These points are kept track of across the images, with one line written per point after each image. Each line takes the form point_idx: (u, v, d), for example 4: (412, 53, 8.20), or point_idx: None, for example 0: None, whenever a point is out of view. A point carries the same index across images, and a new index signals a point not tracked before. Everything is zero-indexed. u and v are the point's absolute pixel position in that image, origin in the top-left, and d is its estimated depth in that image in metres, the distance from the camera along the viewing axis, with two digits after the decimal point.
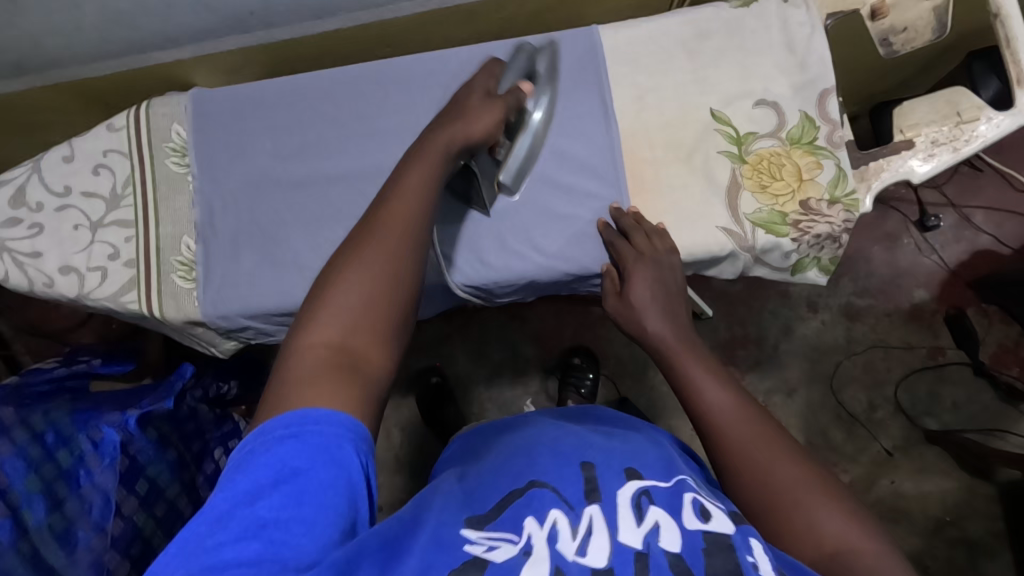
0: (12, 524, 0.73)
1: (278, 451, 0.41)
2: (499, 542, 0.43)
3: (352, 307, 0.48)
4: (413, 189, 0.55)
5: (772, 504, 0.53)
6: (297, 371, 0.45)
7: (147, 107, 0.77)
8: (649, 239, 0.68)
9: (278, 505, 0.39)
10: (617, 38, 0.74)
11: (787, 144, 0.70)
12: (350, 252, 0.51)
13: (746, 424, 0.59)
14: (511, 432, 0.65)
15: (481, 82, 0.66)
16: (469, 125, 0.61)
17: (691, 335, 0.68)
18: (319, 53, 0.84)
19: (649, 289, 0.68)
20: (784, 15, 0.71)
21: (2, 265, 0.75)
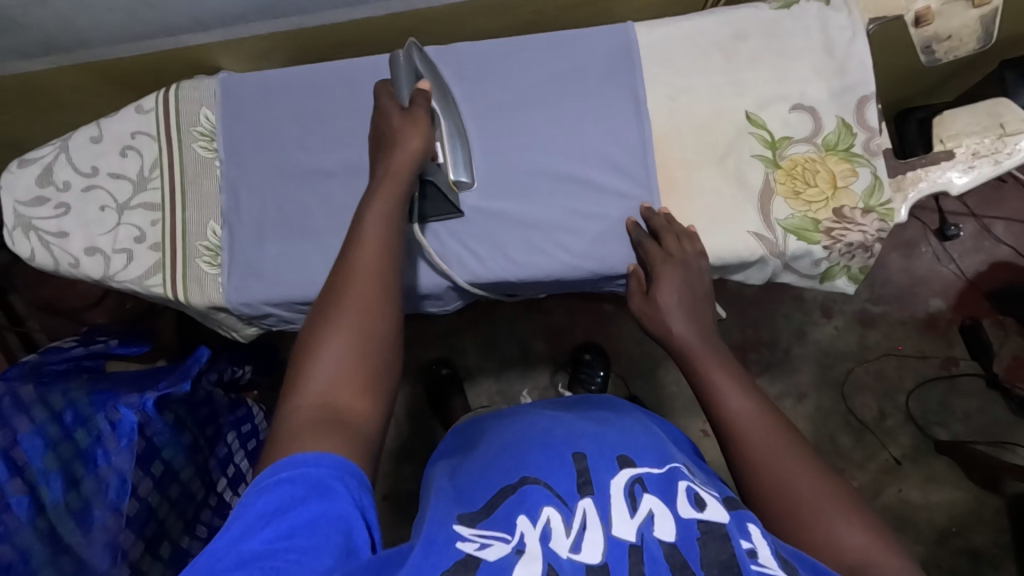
0: (30, 500, 0.80)
1: (271, 493, 0.44)
2: (491, 540, 0.48)
3: (333, 363, 0.51)
4: (375, 233, 0.57)
5: (794, 514, 0.53)
6: (291, 427, 0.48)
7: (175, 89, 0.76)
8: (679, 240, 0.68)
9: (274, 535, 0.42)
10: (653, 35, 0.72)
11: (822, 150, 0.69)
12: (322, 311, 0.53)
13: (769, 432, 0.57)
14: (499, 423, 0.68)
15: (388, 103, 0.67)
16: (407, 147, 0.63)
17: (715, 338, 0.66)
18: (347, 41, 0.83)
19: (676, 292, 0.67)
20: (824, 18, 0.70)
21: (29, 244, 0.75)
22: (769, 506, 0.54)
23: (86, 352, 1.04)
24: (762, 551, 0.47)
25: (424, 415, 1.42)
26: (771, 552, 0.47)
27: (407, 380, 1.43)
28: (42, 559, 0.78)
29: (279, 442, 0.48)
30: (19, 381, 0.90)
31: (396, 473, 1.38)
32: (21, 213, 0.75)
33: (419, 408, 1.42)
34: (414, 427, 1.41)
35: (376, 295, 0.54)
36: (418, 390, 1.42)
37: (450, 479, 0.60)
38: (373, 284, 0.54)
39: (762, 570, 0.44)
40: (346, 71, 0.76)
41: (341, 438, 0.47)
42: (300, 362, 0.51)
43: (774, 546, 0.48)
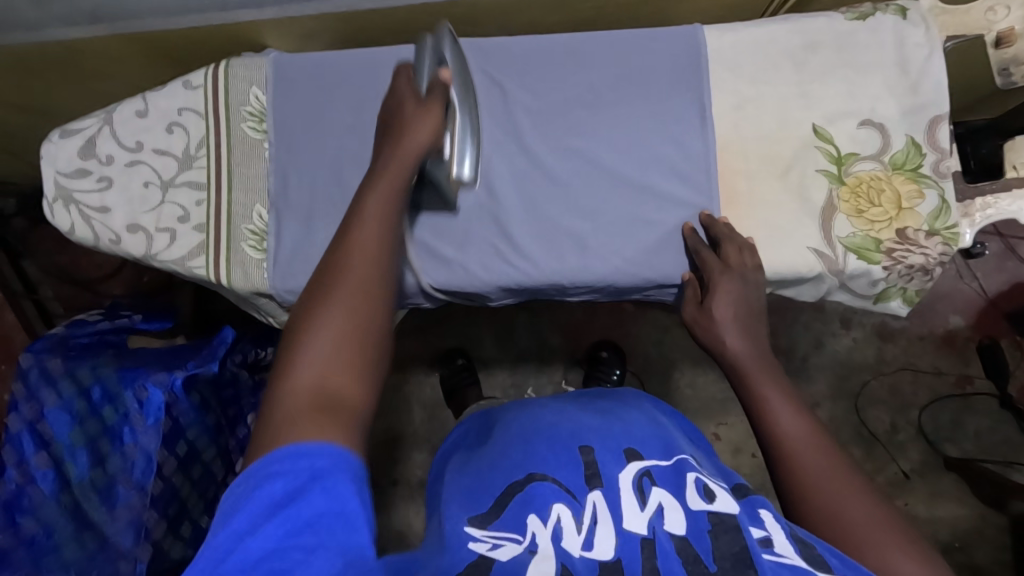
0: (55, 475, 0.88)
1: (270, 483, 0.40)
2: (504, 541, 0.46)
3: (328, 339, 0.46)
4: (375, 218, 0.52)
5: (846, 536, 0.48)
6: (281, 415, 0.43)
7: (224, 66, 0.74)
8: (739, 252, 0.66)
9: (278, 536, 0.39)
10: (722, 40, 0.71)
11: (889, 168, 0.68)
12: (318, 289, 0.48)
13: (821, 454, 0.53)
14: (510, 414, 0.66)
15: (405, 87, 0.63)
16: (414, 136, 0.59)
17: (771, 358, 0.63)
18: (401, 27, 0.81)
19: (732, 306, 0.65)
20: (900, 33, 0.68)
21: (69, 218, 0.73)
22: (822, 526, 0.50)
23: (112, 327, 1.03)
24: (778, 538, 0.46)
25: (437, 403, 1.41)
26: (785, 538, 0.46)
27: (422, 367, 1.42)
28: (63, 533, 0.86)
29: (264, 437, 0.42)
30: (47, 356, 0.92)
31: (407, 460, 1.38)
32: (61, 185, 0.73)
33: (433, 397, 1.41)
34: (426, 416, 1.40)
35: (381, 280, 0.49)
36: (434, 379, 1.41)
37: (467, 476, 0.57)
38: (375, 260, 0.50)
39: (777, 559, 0.43)
40: (411, 56, 0.74)
41: (339, 424, 0.43)
42: (297, 342, 0.46)
43: (789, 529, 0.47)
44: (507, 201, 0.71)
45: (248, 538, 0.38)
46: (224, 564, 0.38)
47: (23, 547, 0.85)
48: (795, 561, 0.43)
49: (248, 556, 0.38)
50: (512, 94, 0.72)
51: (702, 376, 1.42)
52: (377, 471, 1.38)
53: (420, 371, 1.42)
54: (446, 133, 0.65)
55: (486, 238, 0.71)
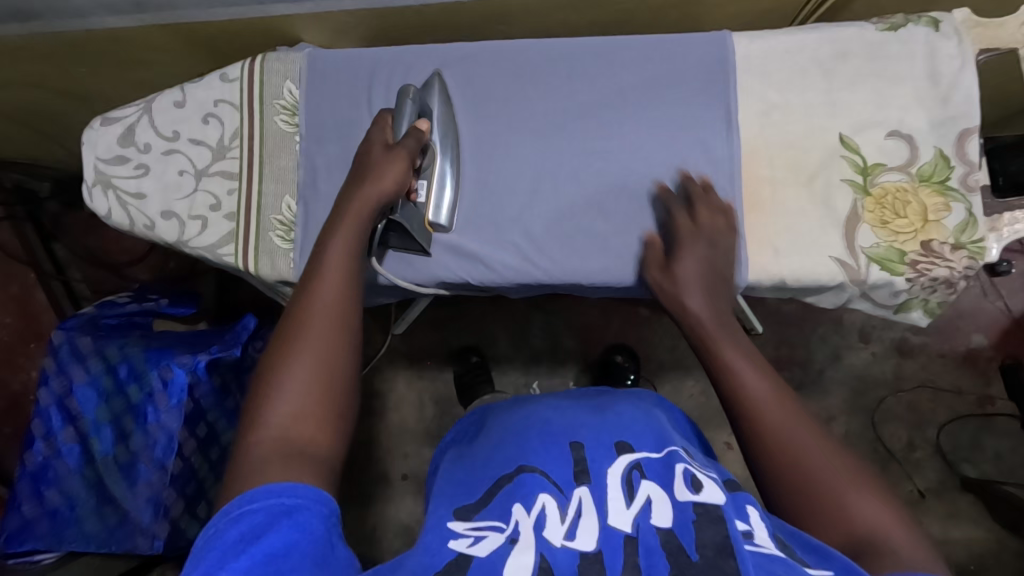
0: (82, 449, 0.92)
1: (240, 523, 0.41)
2: (486, 533, 0.48)
3: (294, 395, 0.47)
4: (335, 262, 0.56)
5: (841, 518, 0.46)
6: (246, 470, 0.45)
7: (261, 60, 0.76)
8: (711, 214, 0.67)
9: (248, 568, 0.39)
10: (751, 47, 0.71)
11: (916, 180, 0.67)
12: (285, 342, 0.50)
13: (785, 407, 0.52)
14: (504, 412, 0.66)
15: (378, 136, 0.68)
16: (378, 185, 0.63)
17: (730, 315, 0.63)
18: (432, 25, 0.82)
19: (695, 263, 0.65)
20: (934, 46, 0.68)
21: (107, 202, 0.76)
22: (818, 509, 0.47)
23: (139, 309, 1.04)
24: (760, 533, 0.45)
25: (451, 400, 1.42)
26: (768, 534, 0.46)
27: (436, 364, 1.43)
28: (85, 507, 0.91)
29: (230, 484, 0.44)
30: (77, 334, 0.95)
31: (418, 455, 1.39)
32: (101, 171, 0.76)
33: (445, 393, 1.42)
34: (438, 412, 1.41)
35: (348, 334, 0.52)
36: (448, 375, 1.42)
37: (458, 472, 0.60)
38: (340, 314, 0.52)
39: (756, 549, 0.43)
40: (449, 54, 0.75)
41: (300, 473, 0.44)
42: (260, 401, 0.48)
43: (773, 528, 0.47)
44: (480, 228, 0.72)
45: (219, 573, 0.39)
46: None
47: (48, 518, 0.90)
48: (772, 552, 0.43)
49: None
50: (532, 97, 0.73)
51: None
52: (388, 465, 1.39)
53: (434, 368, 1.43)
54: (422, 181, 0.70)
55: (509, 238, 0.72)
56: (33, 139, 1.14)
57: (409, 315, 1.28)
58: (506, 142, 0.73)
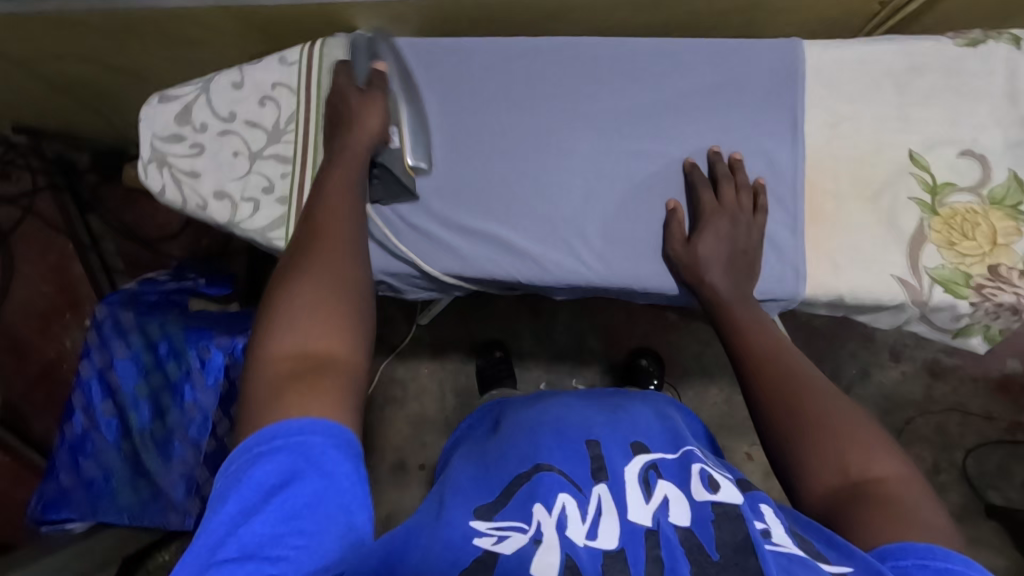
0: (119, 423, 0.93)
1: (263, 465, 0.42)
2: (509, 532, 0.45)
3: (305, 313, 0.50)
4: (336, 202, 0.60)
5: (863, 489, 0.48)
6: (268, 385, 0.46)
7: (321, 45, 0.76)
8: (737, 192, 0.67)
9: (275, 520, 0.41)
10: (822, 56, 0.70)
11: (987, 203, 0.66)
12: (291, 273, 0.53)
13: (825, 400, 0.53)
14: (522, 409, 0.64)
15: (344, 83, 0.71)
16: (364, 126, 0.67)
17: (751, 299, 0.65)
18: (491, 19, 0.81)
19: (719, 241, 0.66)
20: (1013, 63, 0.67)
21: (161, 179, 0.76)
22: (838, 482, 0.49)
23: (177, 287, 1.04)
24: (776, 532, 0.45)
25: (471, 393, 1.42)
26: (785, 532, 0.45)
27: (459, 356, 1.43)
28: (120, 480, 0.92)
29: (248, 412, 0.45)
30: (120, 309, 0.95)
31: (435, 445, 1.39)
32: (157, 148, 0.76)
33: (466, 385, 1.42)
34: (458, 404, 1.41)
35: (346, 259, 0.55)
36: (470, 368, 1.42)
37: (471, 468, 0.56)
38: (340, 243, 0.56)
39: (776, 551, 0.43)
40: (505, 49, 0.74)
41: (325, 383, 0.46)
42: (270, 325, 0.49)
43: (788, 525, 0.46)
44: (474, 219, 0.72)
45: (245, 524, 0.40)
46: (221, 548, 0.40)
47: (83, 488, 0.92)
48: (791, 552, 0.43)
49: (246, 538, 0.40)
50: (595, 96, 0.72)
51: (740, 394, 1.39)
52: (405, 453, 1.39)
53: (457, 359, 1.43)
54: (394, 126, 0.71)
55: (562, 238, 0.71)
56: (80, 112, 1.15)
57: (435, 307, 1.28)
58: (544, 142, 0.72)
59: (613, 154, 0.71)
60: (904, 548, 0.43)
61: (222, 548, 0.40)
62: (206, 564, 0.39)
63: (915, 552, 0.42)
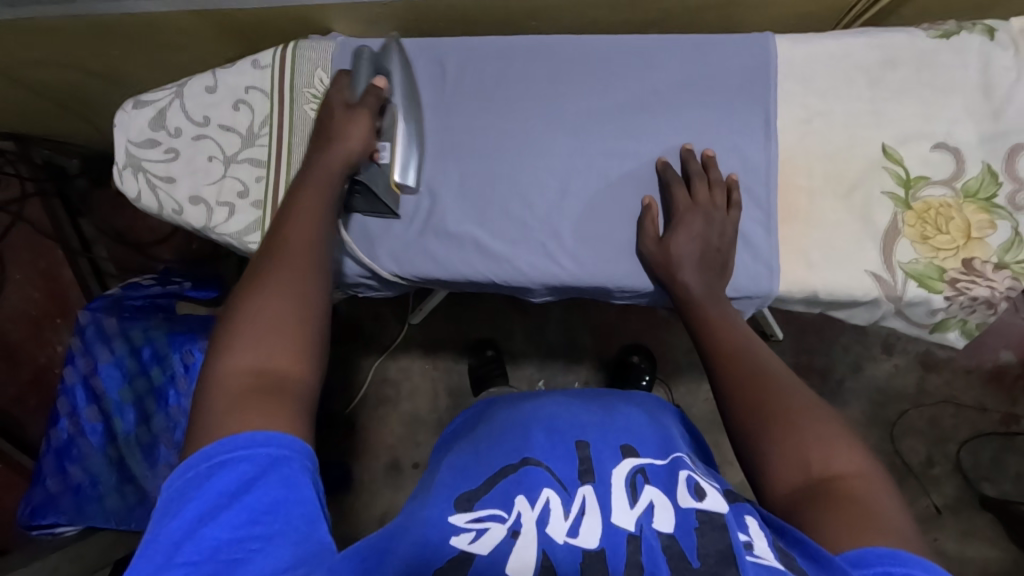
0: (105, 428, 0.94)
1: (226, 471, 0.41)
2: (488, 524, 0.45)
3: (263, 332, 0.48)
4: (307, 213, 0.59)
5: (824, 486, 0.47)
6: (220, 399, 0.45)
7: (293, 48, 0.76)
8: (710, 190, 0.67)
9: (234, 525, 0.39)
10: (795, 51, 0.69)
11: (960, 196, 0.65)
12: (251, 285, 0.52)
13: (791, 397, 0.53)
14: (513, 401, 0.62)
15: (337, 96, 0.69)
16: (345, 143, 0.65)
17: (723, 297, 0.65)
18: (465, 18, 0.80)
19: (693, 241, 0.65)
20: (988, 55, 0.66)
21: (136, 185, 0.76)
22: (800, 480, 0.49)
23: (163, 292, 1.03)
24: (759, 544, 0.44)
25: (463, 392, 1.42)
26: (768, 544, 0.44)
27: (451, 356, 1.43)
28: (107, 485, 0.92)
29: (200, 427, 0.44)
30: (104, 314, 0.96)
31: (428, 444, 1.39)
32: (132, 153, 0.76)
33: (459, 384, 1.42)
34: (451, 403, 1.41)
35: (312, 284, 0.53)
36: (462, 367, 1.42)
37: (459, 460, 0.54)
38: (307, 261, 0.55)
39: (756, 560, 0.42)
40: (484, 49, 0.74)
41: (279, 404, 0.45)
42: (222, 344, 0.48)
43: (771, 537, 0.46)
44: (447, 218, 0.72)
45: (203, 527, 0.39)
46: (179, 553, 0.38)
47: (70, 493, 0.92)
48: (773, 564, 0.42)
49: (204, 544, 0.39)
50: (566, 96, 0.72)
51: None
52: (398, 453, 1.39)
53: (449, 359, 1.43)
54: (383, 143, 0.69)
55: (536, 238, 0.71)
56: (66, 118, 1.15)
57: (426, 306, 1.29)
58: (523, 141, 0.72)
59: (590, 151, 0.71)
60: (870, 552, 0.42)
61: (179, 551, 0.38)
62: (159, 570, 0.38)
63: (879, 558, 0.42)
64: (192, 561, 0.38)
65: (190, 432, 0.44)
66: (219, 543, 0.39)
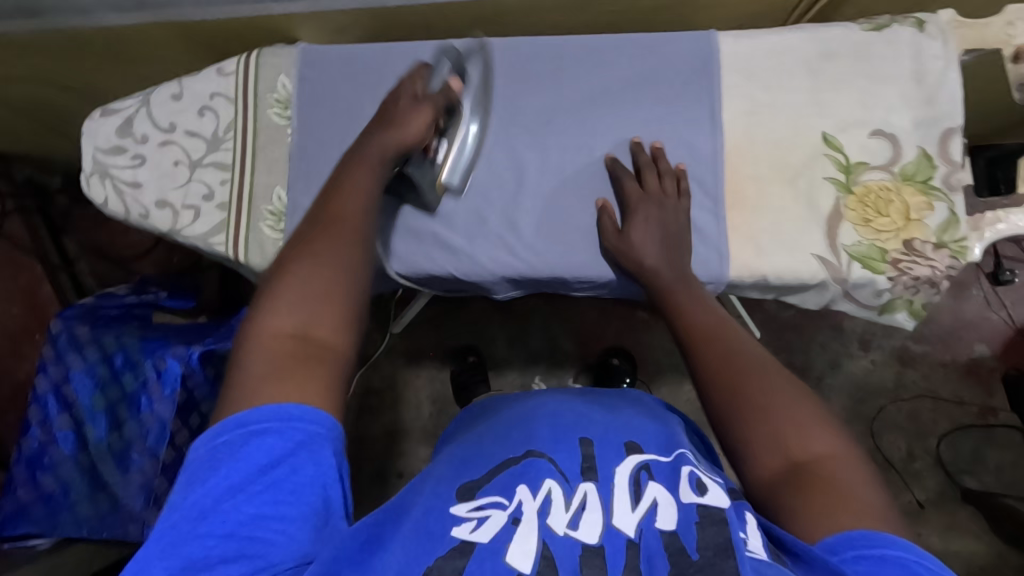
0: (76, 436, 0.94)
1: (259, 446, 0.41)
2: (488, 512, 0.45)
3: (303, 298, 0.48)
4: (356, 190, 0.57)
5: (802, 470, 0.46)
6: (259, 362, 0.45)
7: (256, 56, 0.78)
8: (660, 180, 0.69)
9: (258, 502, 0.40)
10: (737, 46, 0.72)
11: (899, 179, 0.68)
12: (293, 250, 0.52)
13: (738, 375, 0.53)
14: (518, 402, 0.63)
15: (407, 87, 0.66)
16: (401, 133, 0.63)
17: (689, 275, 0.66)
18: (426, 25, 0.83)
19: (650, 228, 0.67)
20: (919, 45, 0.68)
21: (104, 191, 0.78)
22: (779, 464, 0.48)
23: (138, 301, 1.06)
24: (755, 541, 0.43)
25: (446, 399, 1.42)
26: (762, 543, 0.43)
27: (434, 364, 1.44)
28: (79, 492, 0.93)
29: (240, 389, 0.44)
30: (77, 322, 0.97)
31: (412, 453, 1.39)
32: (99, 160, 0.78)
33: (443, 392, 1.42)
34: (435, 411, 1.41)
35: (356, 256, 0.52)
36: (445, 374, 1.43)
37: (463, 450, 0.55)
38: (350, 234, 0.53)
39: (753, 555, 0.41)
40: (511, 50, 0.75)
41: (318, 374, 0.45)
42: (259, 308, 0.48)
43: (769, 542, 0.44)
44: (417, 212, 0.73)
45: (226, 503, 0.39)
46: (199, 525, 0.39)
47: (42, 502, 0.93)
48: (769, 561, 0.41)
49: (227, 519, 0.39)
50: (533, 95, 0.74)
51: None
52: (382, 463, 1.39)
53: (432, 366, 1.44)
54: (441, 140, 0.70)
55: (494, 233, 0.73)
56: (45, 134, 1.17)
57: (405, 316, 1.30)
58: (530, 143, 0.74)
59: (553, 148, 0.73)
60: (847, 537, 0.42)
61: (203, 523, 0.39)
62: (181, 539, 0.39)
63: (858, 540, 0.42)
64: (214, 536, 0.39)
65: (230, 385, 0.45)
66: (238, 523, 0.39)
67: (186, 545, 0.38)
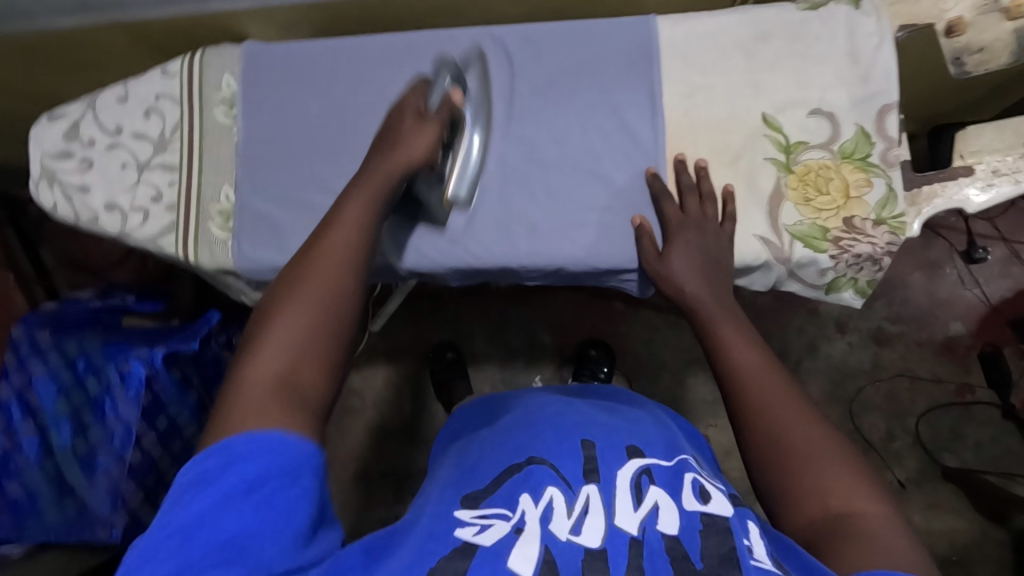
0: (41, 442, 0.94)
1: (245, 469, 0.41)
2: (492, 521, 0.44)
3: (289, 338, 0.46)
4: (350, 223, 0.54)
5: (841, 521, 0.46)
6: (241, 400, 0.44)
7: (200, 55, 0.78)
8: (700, 203, 0.68)
9: (251, 515, 0.40)
10: (675, 30, 0.72)
11: (838, 157, 0.68)
12: (288, 281, 0.50)
13: (800, 424, 0.52)
14: (522, 402, 0.61)
15: (411, 102, 0.65)
16: (407, 152, 0.61)
17: (734, 306, 0.65)
18: (372, 19, 0.83)
19: (692, 258, 0.66)
20: (852, 22, 0.69)
21: (53, 196, 0.78)
22: (818, 513, 0.47)
23: (105, 305, 1.05)
24: (758, 548, 0.43)
25: (425, 397, 1.41)
26: (768, 551, 0.43)
27: (412, 362, 1.43)
28: (45, 499, 0.93)
29: (225, 419, 0.43)
30: (37, 329, 0.97)
31: (395, 452, 1.39)
32: (47, 165, 0.78)
33: (422, 390, 1.42)
34: (415, 408, 1.41)
35: (345, 293, 0.50)
36: (424, 372, 1.42)
37: (467, 459, 0.53)
38: (346, 269, 0.51)
39: (758, 564, 0.41)
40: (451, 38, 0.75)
41: (296, 420, 0.43)
42: (247, 346, 0.46)
43: (771, 549, 0.44)
44: None
45: (221, 513, 0.40)
46: (194, 534, 0.39)
47: (9, 509, 0.93)
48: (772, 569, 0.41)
49: (221, 529, 0.40)
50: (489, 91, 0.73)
51: (694, 378, 1.40)
52: (365, 461, 1.39)
53: (410, 364, 1.43)
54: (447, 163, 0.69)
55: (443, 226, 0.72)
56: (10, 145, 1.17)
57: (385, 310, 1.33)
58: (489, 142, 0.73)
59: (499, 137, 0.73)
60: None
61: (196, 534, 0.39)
62: (173, 547, 0.39)
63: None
64: (206, 546, 0.39)
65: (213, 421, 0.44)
66: (230, 531, 0.40)
67: (179, 552, 0.39)
